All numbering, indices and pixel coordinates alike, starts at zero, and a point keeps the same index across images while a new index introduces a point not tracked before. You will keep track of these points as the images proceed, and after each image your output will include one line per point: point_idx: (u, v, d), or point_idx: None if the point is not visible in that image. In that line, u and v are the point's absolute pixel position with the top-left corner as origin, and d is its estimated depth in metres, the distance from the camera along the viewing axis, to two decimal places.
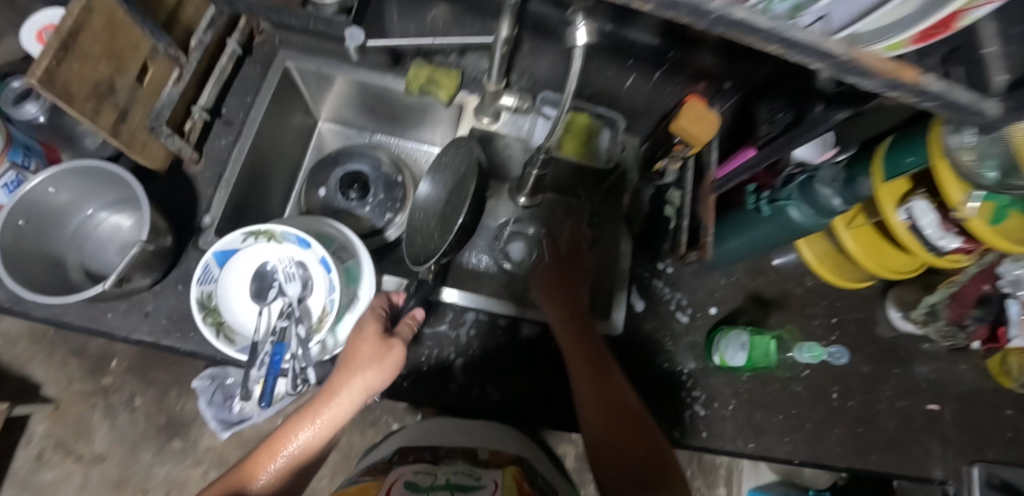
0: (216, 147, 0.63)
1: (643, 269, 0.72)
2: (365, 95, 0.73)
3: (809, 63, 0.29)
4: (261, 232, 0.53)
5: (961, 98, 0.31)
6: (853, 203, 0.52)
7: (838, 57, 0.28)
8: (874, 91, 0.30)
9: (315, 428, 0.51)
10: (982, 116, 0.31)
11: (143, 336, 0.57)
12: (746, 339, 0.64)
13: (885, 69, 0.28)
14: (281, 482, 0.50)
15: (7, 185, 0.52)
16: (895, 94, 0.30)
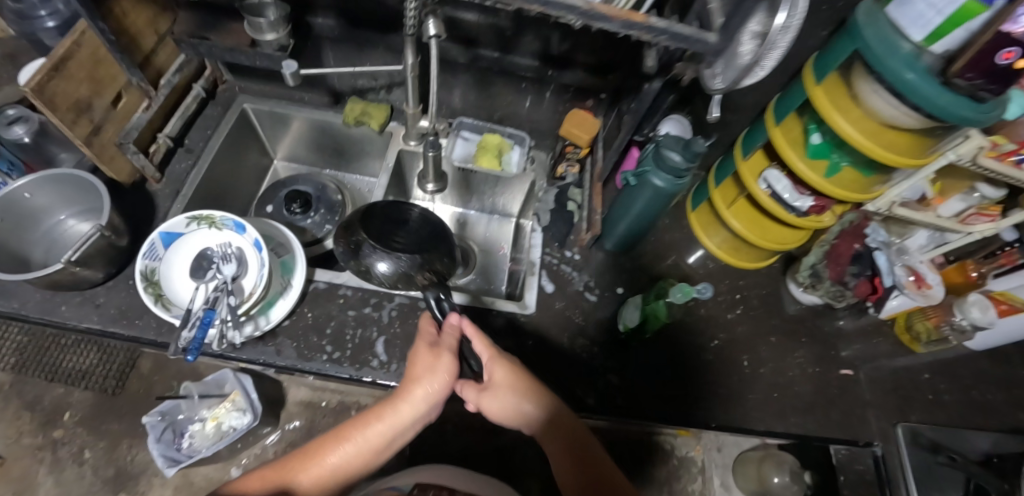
0: (177, 169, 0.74)
1: (553, 257, 0.82)
2: (313, 133, 0.87)
3: (567, 17, 0.44)
4: (203, 218, 0.63)
5: (682, 31, 0.44)
6: (691, 159, 0.66)
7: (579, 8, 0.43)
8: (617, 29, 0.44)
9: (382, 424, 0.57)
10: (706, 42, 0.46)
11: (91, 325, 0.62)
12: (638, 303, 0.74)
13: (614, 12, 0.43)
14: (346, 465, 0.58)
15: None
16: (635, 33, 0.45)
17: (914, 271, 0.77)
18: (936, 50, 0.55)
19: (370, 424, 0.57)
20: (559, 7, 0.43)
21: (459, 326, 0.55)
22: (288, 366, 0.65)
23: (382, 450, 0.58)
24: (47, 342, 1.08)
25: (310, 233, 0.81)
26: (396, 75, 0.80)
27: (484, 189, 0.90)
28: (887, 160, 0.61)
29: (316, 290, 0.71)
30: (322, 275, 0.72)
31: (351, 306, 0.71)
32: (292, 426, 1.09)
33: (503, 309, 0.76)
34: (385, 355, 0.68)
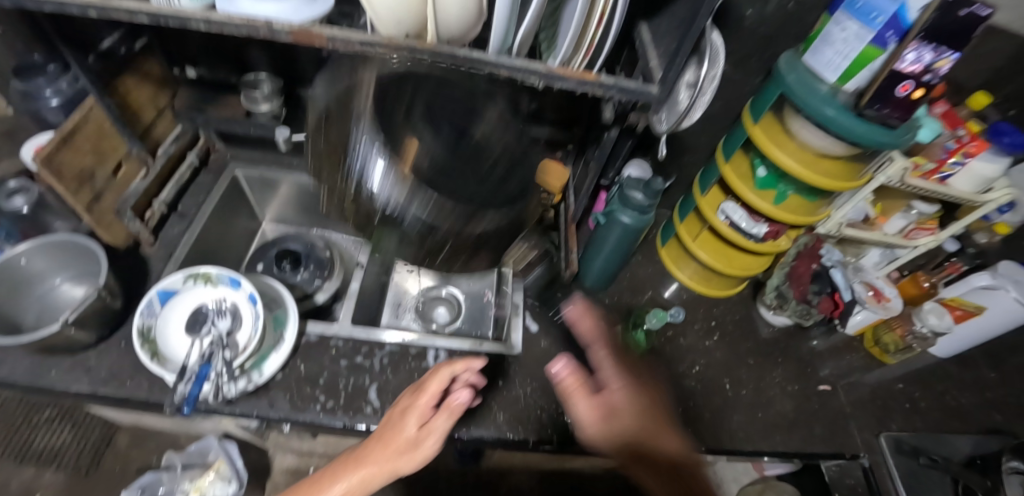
0: (170, 233, 0.77)
1: (535, 297, 0.86)
2: (302, 196, 0.92)
3: (530, 80, 0.52)
4: (200, 276, 0.66)
5: (627, 85, 0.52)
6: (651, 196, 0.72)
7: (540, 72, 0.50)
8: (572, 87, 0.51)
9: (348, 484, 0.54)
10: (651, 94, 0.52)
11: (81, 388, 0.62)
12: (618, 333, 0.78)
13: (569, 73, 0.50)
14: None
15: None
16: (589, 90, 0.52)
17: (873, 286, 0.84)
18: (847, 88, 0.65)
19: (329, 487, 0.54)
20: (523, 72, 0.51)
21: (463, 401, 0.56)
22: (280, 418, 0.65)
23: None
24: (28, 411, 0.99)
25: (301, 289, 0.83)
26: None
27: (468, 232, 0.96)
28: (823, 185, 0.69)
29: (308, 342, 0.73)
30: (314, 327, 0.74)
31: (343, 355, 0.72)
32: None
33: (490, 351, 0.77)
34: (377, 401, 0.69)
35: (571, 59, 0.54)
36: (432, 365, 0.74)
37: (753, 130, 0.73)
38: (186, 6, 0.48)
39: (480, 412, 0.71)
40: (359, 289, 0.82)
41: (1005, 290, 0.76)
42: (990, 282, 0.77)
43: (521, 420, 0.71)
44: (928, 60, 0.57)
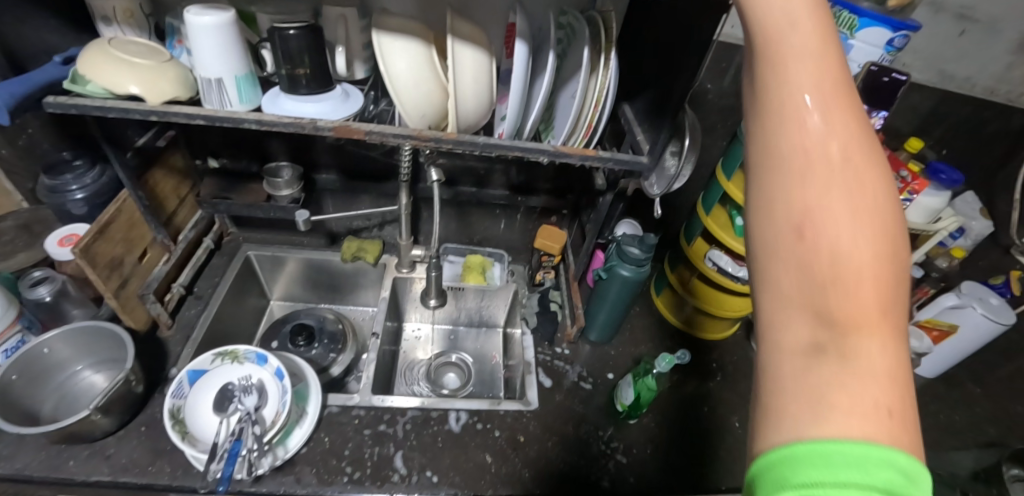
0: (187, 315, 0.78)
1: (545, 353, 0.89)
2: (312, 273, 0.96)
3: (540, 158, 0.59)
4: (228, 354, 0.68)
5: (623, 158, 0.60)
6: (647, 249, 0.79)
7: (549, 151, 0.59)
8: (577, 162, 0.59)
9: None
10: (642, 164, 0.60)
11: (101, 477, 0.61)
12: (630, 379, 0.80)
13: (573, 150, 0.59)
14: None
15: (7, 348, 0.65)
16: (591, 163, 0.60)
17: None
18: None
19: None
20: (533, 151, 0.58)
21: None
22: (307, 493, 0.64)
23: None
24: None
25: (316, 362, 0.84)
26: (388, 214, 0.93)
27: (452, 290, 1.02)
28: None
29: (331, 414, 0.73)
30: (335, 399, 0.74)
31: (366, 424, 0.73)
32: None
33: (509, 408, 0.79)
34: (404, 467, 0.69)
35: (572, 138, 0.62)
36: (454, 427, 0.75)
37: (728, 185, 0.82)
38: (237, 108, 0.55)
39: (506, 470, 0.71)
40: (375, 358, 0.83)
41: (972, 307, 0.84)
42: (957, 302, 0.85)
43: (546, 475, 0.71)
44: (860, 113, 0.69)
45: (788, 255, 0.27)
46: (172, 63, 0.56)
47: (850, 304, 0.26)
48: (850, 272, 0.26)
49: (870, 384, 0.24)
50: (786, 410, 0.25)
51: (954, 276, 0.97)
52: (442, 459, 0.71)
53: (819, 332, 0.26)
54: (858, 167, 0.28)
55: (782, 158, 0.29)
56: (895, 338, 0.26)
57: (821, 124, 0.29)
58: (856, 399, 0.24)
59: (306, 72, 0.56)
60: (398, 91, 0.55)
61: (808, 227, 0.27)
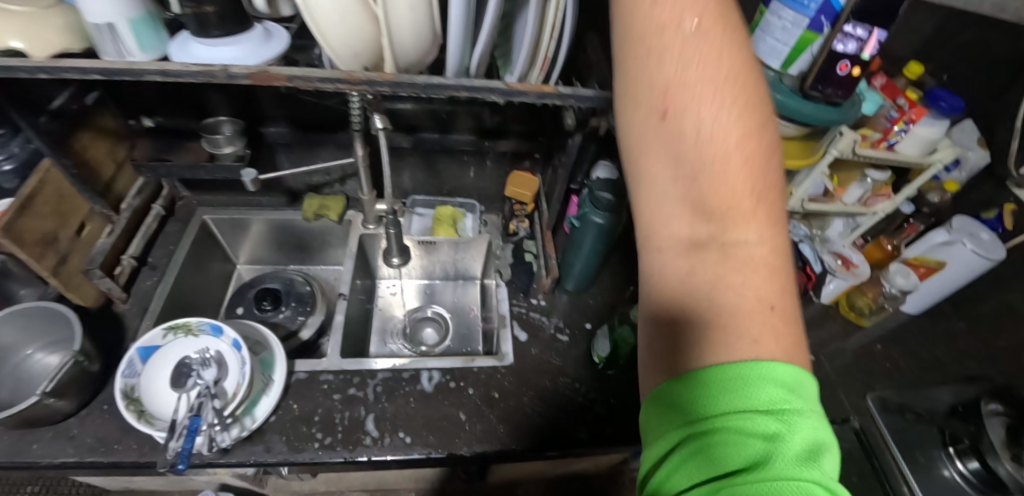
0: (143, 286, 0.75)
1: (521, 306, 0.87)
2: (276, 233, 0.91)
3: (492, 97, 0.54)
4: (180, 327, 0.65)
5: (583, 93, 0.54)
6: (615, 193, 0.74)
7: (501, 89, 0.53)
8: (534, 101, 0.54)
9: None
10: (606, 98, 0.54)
11: (67, 458, 0.60)
12: (607, 331, 0.79)
13: (527, 88, 0.53)
14: None
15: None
16: (549, 101, 0.54)
17: (841, 255, 0.88)
18: (791, 72, 0.68)
19: None
20: (483, 91, 0.53)
21: None
22: (278, 461, 0.64)
23: None
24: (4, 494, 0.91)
25: (284, 327, 0.81)
26: (348, 168, 0.87)
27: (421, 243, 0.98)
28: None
29: (299, 380, 0.72)
30: (304, 365, 0.73)
31: (336, 388, 0.72)
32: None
33: (483, 365, 0.77)
34: (376, 430, 0.68)
35: (527, 74, 0.55)
36: (427, 386, 0.74)
37: None
38: (138, 58, 0.49)
39: (482, 427, 0.71)
40: (344, 320, 0.81)
41: (962, 243, 0.81)
42: (947, 237, 0.83)
43: (522, 430, 0.71)
44: (860, 39, 0.62)
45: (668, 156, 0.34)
46: (58, 8, 0.48)
47: (722, 196, 0.33)
48: (716, 164, 0.33)
49: (740, 263, 0.31)
50: (682, 308, 0.31)
51: (946, 209, 0.93)
52: (416, 420, 0.70)
53: (698, 226, 0.33)
54: (713, 68, 0.34)
55: (651, 64, 0.35)
56: (766, 222, 0.33)
57: (678, 33, 0.35)
58: (733, 284, 0.31)
59: (214, 9, 0.48)
60: (320, 27, 0.46)
61: (673, 129, 0.34)
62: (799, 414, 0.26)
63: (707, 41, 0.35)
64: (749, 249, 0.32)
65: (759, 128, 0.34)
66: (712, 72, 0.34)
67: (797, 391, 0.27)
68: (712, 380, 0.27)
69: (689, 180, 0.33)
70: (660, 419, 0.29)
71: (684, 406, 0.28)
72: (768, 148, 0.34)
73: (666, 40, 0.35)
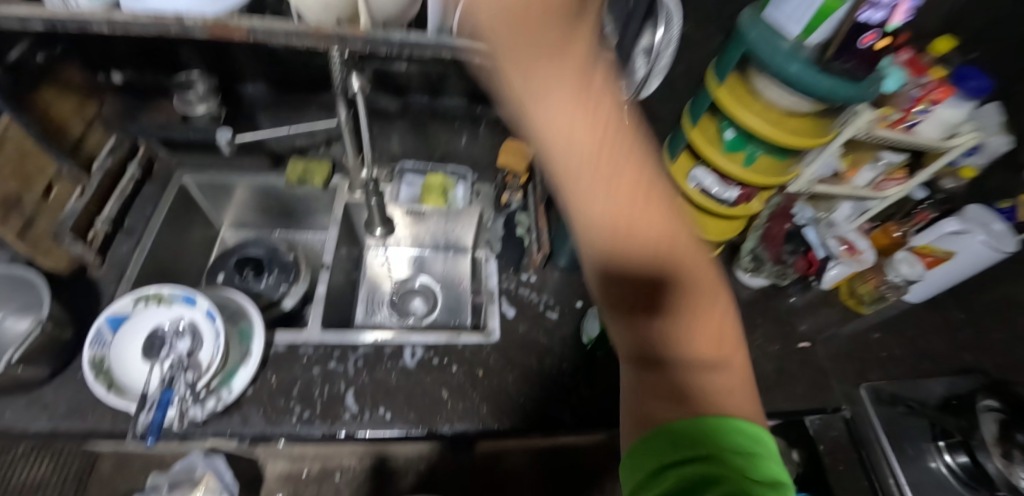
0: (119, 251, 0.73)
1: (510, 281, 0.84)
2: (260, 197, 0.88)
3: None
4: (151, 297, 0.63)
5: None
6: None
7: None
8: None
9: None
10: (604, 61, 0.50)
11: (42, 426, 0.60)
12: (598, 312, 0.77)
13: None
14: None
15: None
16: None
17: (846, 240, 0.84)
18: (814, 41, 0.62)
19: None
20: None
21: None
22: (256, 433, 0.64)
23: None
24: None
25: (266, 296, 0.79)
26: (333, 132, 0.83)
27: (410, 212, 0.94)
28: (783, 142, 0.68)
29: (277, 353, 0.70)
30: (283, 337, 0.71)
31: (316, 361, 0.70)
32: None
33: (467, 342, 0.75)
34: (356, 405, 0.67)
35: None
36: (409, 362, 0.72)
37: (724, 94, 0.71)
38: (85, 9, 0.44)
39: (463, 405, 0.69)
40: (327, 291, 0.79)
41: (973, 233, 0.78)
42: (958, 227, 0.80)
43: (505, 410, 0.70)
44: (889, 8, 0.59)
45: (621, 266, 0.35)
46: None
47: (681, 308, 0.36)
48: (667, 280, 0.36)
49: (708, 363, 0.35)
50: (668, 377, 0.35)
51: (961, 195, 0.88)
52: (396, 395, 0.69)
53: (666, 344, 0.35)
54: (632, 195, 0.36)
55: (564, 142, 0.36)
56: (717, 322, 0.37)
57: (601, 167, 0.36)
58: (709, 380, 0.35)
59: None
60: None
61: (628, 258, 0.36)
62: (761, 453, 0.32)
63: (599, 112, 0.37)
64: (700, 327, 0.36)
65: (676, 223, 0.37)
66: (619, 177, 0.36)
67: (757, 434, 0.33)
68: (693, 429, 0.32)
69: (642, 282, 0.36)
70: (652, 450, 0.33)
71: (679, 440, 0.32)
72: (685, 221, 0.38)
73: (588, 184, 0.36)
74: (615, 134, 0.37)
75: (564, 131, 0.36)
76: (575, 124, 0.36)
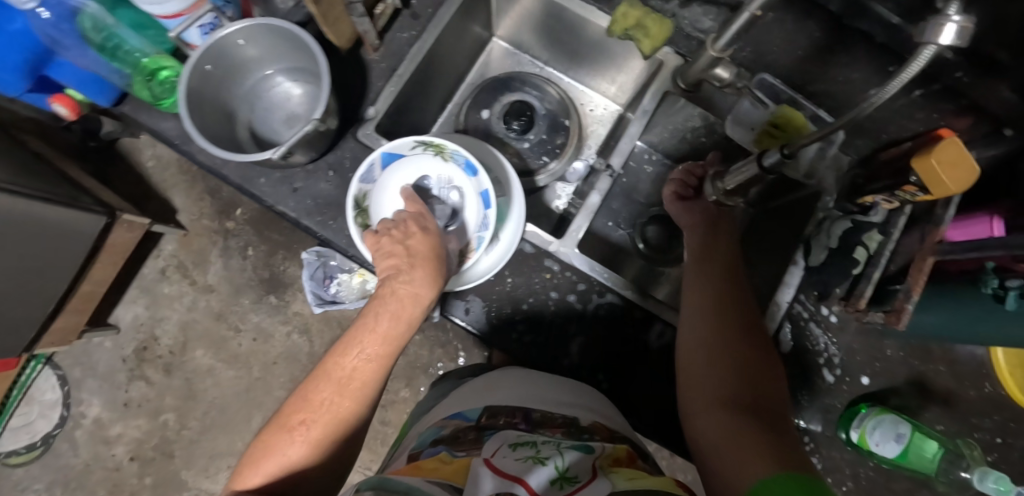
0: (398, 38, 0.62)
1: (803, 307, 0.61)
2: (556, 25, 0.70)
3: None
4: (432, 144, 0.54)
5: None
6: None
7: None
8: None
9: (368, 352, 0.48)
10: None
11: (287, 209, 0.58)
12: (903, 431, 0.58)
13: None
14: (369, 373, 0.48)
15: (203, 26, 0.54)
16: None
17: None
18: None
19: (355, 351, 0.48)
20: None
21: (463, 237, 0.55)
22: (474, 328, 0.58)
23: (387, 351, 0.49)
24: None
25: (524, 160, 0.71)
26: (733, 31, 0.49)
27: (720, 135, 0.69)
28: None
29: (521, 251, 0.59)
30: (532, 236, 0.59)
31: (555, 287, 0.59)
32: (458, 360, 1.12)
33: None
34: (576, 356, 0.58)
35: None
36: (652, 341, 0.58)
37: None
38: None
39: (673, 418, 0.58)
40: (599, 203, 0.63)
41: None
42: None
43: None
44: None
45: (718, 361, 0.51)
46: None
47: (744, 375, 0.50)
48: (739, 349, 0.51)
49: (764, 391, 0.49)
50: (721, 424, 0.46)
51: None
52: (615, 370, 0.58)
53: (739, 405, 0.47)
54: (720, 291, 0.55)
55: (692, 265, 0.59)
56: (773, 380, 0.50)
57: (711, 281, 0.57)
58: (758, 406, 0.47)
59: None
60: None
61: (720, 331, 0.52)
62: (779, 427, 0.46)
63: (714, 247, 0.60)
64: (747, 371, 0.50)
65: (738, 307, 0.54)
66: (726, 272, 0.57)
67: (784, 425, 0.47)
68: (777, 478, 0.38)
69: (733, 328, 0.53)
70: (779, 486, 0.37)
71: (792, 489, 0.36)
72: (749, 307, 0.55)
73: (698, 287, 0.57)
74: (725, 287, 0.56)
75: (701, 262, 0.59)
76: (714, 274, 0.57)
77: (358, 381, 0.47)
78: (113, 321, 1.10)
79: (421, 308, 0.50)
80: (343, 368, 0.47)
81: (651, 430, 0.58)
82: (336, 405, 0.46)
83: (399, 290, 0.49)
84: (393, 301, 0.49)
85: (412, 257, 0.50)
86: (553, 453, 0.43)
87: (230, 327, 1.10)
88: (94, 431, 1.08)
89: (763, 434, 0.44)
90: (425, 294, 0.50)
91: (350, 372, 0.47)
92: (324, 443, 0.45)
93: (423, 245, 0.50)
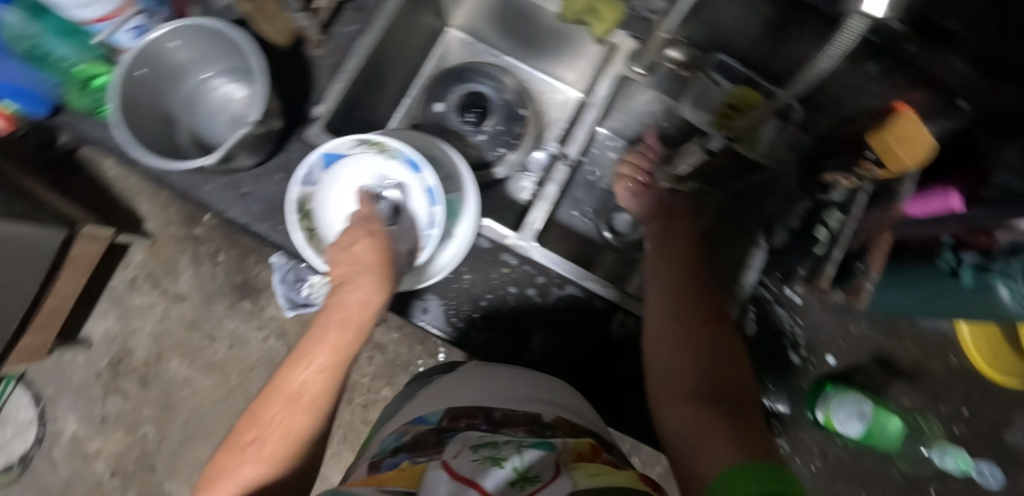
0: (343, 32, 0.60)
1: (767, 290, 0.61)
2: (508, 12, 0.68)
3: None
4: (374, 143, 0.52)
5: None
6: None
7: None
8: None
9: (321, 361, 0.46)
10: None
11: (235, 215, 0.57)
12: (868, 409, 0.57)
13: None
14: (325, 383, 0.45)
15: (132, 29, 0.53)
16: None
17: None
18: None
19: (307, 364, 0.46)
20: None
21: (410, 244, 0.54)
22: (433, 327, 0.58)
23: (342, 358, 0.47)
24: None
25: (481, 152, 0.71)
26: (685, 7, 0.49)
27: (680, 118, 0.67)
28: None
29: (478, 246, 0.58)
30: (489, 231, 0.58)
31: (514, 281, 0.58)
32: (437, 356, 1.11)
33: None
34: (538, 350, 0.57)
35: None
36: (615, 331, 0.58)
37: None
38: None
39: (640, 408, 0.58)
40: (557, 194, 0.62)
41: None
42: None
43: None
44: None
45: (683, 347, 0.49)
46: None
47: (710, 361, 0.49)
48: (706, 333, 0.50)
49: (730, 376, 0.48)
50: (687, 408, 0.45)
51: None
52: (577, 362, 0.57)
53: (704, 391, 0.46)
54: (683, 278, 0.54)
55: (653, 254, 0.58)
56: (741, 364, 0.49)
57: (672, 267, 0.56)
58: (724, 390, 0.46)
59: None
60: None
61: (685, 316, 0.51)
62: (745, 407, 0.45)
63: (676, 234, 0.59)
64: (715, 356, 0.49)
65: (701, 291, 0.53)
66: (687, 258, 0.57)
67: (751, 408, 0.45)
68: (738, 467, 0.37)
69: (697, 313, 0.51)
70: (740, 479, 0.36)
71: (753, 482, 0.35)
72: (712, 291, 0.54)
73: (659, 275, 0.56)
74: (687, 272, 0.55)
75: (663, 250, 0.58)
76: (674, 261, 0.56)
77: (309, 394, 0.44)
78: (85, 335, 1.08)
79: (370, 314, 0.48)
80: (297, 382, 0.45)
81: (617, 419, 0.57)
82: (289, 418, 0.43)
83: (348, 297, 0.48)
84: (342, 309, 0.48)
85: (361, 264, 0.49)
86: (512, 453, 0.42)
87: (204, 335, 1.09)
88: (72, 448, 1.07)
89: (725, 418, 0.43)
90: (374, 300, 0.48)
91: (301, 385, 0.45)
92: (281, 460, 0.41)
93: (371, 253, 0.49)
